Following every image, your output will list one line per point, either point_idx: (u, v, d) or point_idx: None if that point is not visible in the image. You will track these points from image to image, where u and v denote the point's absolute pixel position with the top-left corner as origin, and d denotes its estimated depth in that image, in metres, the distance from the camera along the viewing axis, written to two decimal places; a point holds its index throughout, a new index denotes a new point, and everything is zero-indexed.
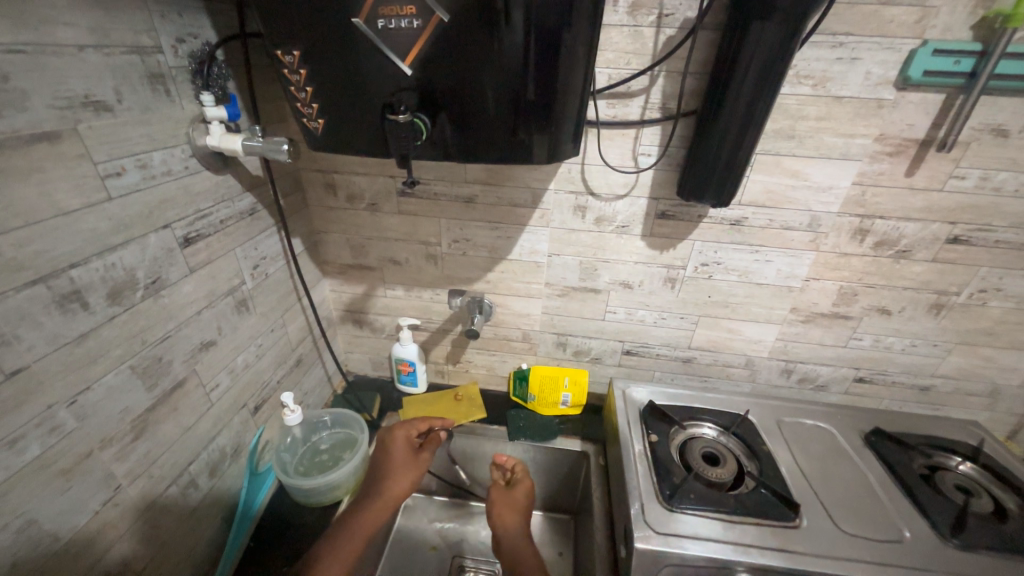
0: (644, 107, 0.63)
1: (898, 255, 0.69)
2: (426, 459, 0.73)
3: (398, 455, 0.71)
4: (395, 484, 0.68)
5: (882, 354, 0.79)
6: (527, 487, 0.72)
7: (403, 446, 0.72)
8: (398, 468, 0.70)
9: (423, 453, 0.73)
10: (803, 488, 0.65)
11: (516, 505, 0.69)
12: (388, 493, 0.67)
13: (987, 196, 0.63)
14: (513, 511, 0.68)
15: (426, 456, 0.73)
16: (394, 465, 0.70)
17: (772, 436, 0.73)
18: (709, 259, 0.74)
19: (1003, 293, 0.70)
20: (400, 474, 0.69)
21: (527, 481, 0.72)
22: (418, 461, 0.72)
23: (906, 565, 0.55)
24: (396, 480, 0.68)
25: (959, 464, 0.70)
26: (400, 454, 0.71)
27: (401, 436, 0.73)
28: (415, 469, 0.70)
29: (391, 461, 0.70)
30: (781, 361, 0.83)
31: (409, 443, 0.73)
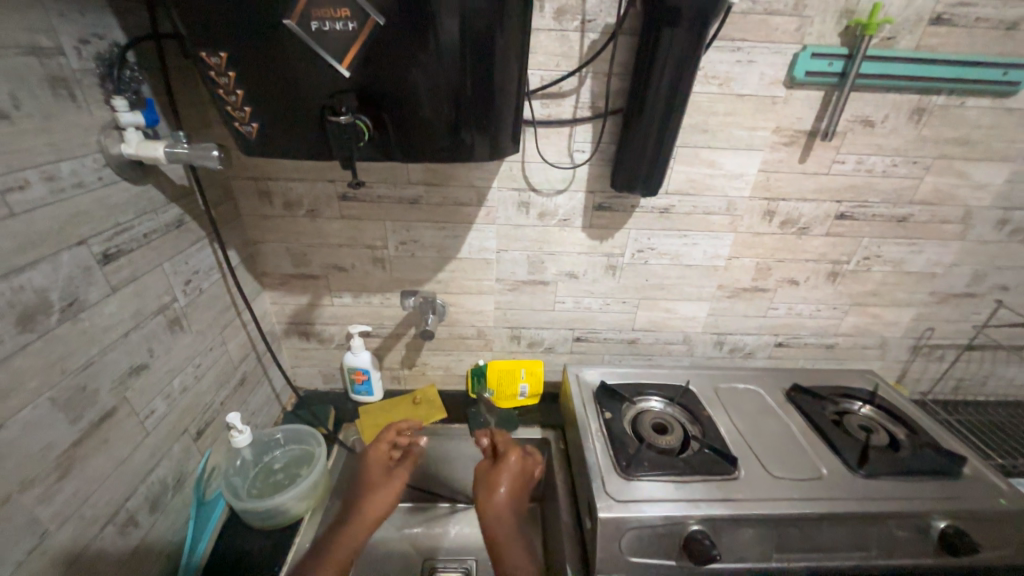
0: (575, 106, 0.67)
1: (800, 232, 0.79)
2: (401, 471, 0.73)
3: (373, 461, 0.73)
4: (370, 511, 0.67)
5: (795, 320, 0.90)
6: (514, 457, 0.71)
7: (379, 465, 0.73)
8: (376, 489, 0.69)
9: (399, 470, 0.73)
10: (740, 444, 0.72)
11: (507, 477, 0.69)
12: (368, 511, 0.68)
13: (862, 176, 0.74)
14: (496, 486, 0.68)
15: (402, 470, 0.73)
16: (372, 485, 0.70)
17: (711, 402, 0.81)
18: (644, 245, 0.80)
19: (883, 259, 0.82)
20: (378, 495, 0.69)
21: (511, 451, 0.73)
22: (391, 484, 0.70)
23: (826, 496, 0.63)
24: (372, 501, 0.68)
25: (860, 407, 0.81)
26: (374, 471, 0.72)
27: (375, 450, 0.73)
28: (387, 487, 0.70)
29: (367, 481, 0.71)
30: (713, 334, 0.92)
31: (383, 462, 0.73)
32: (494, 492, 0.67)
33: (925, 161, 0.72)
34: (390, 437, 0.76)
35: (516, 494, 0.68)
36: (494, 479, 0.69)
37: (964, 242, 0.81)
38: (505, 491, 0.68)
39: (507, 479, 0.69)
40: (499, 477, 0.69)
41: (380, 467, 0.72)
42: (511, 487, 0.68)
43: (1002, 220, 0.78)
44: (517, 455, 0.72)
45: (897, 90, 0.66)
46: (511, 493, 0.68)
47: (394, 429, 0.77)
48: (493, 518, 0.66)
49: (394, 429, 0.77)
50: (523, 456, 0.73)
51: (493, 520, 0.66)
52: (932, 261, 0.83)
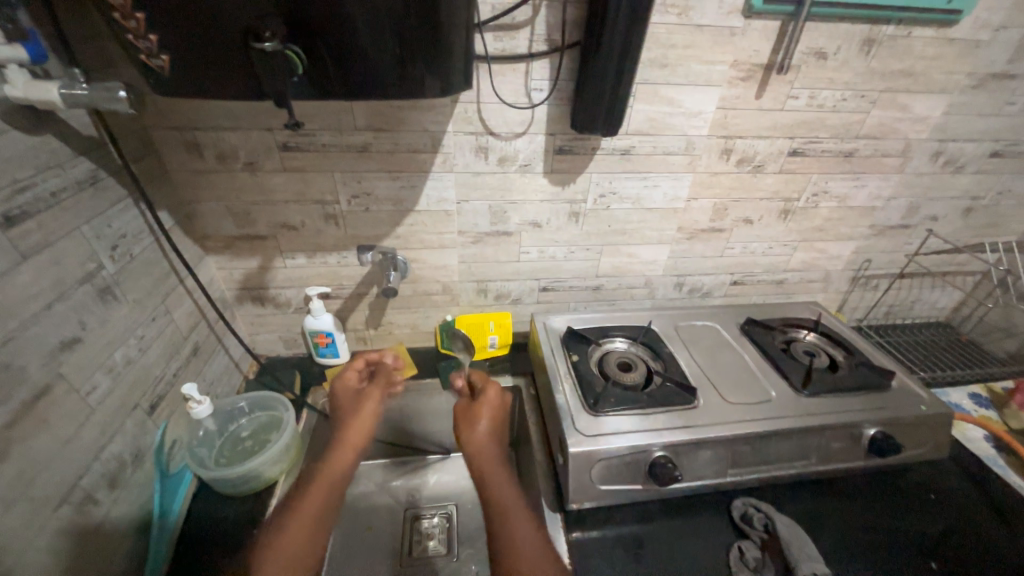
0: (530, 39, 0.63)
1: (755, 170, 0.81)
2: (372, 394, 0.73)
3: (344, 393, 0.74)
4: (350, 441, 0.65)
5: (749, 258, 0.94)
6: (489, 390, 0.72)
7: (352, 398, 0.73)
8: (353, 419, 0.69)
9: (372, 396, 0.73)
10: (699, 376, 0.77)
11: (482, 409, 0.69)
12: (348, 438, 0.66)
13: (814, 112, 0.75)
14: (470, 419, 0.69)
15: (374, 392, 0.74)
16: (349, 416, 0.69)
17: (671, 339, 0.85)
18: (606, 190, 0.79)
19: (830, 194, 0.86)
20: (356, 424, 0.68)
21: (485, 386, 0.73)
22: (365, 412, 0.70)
23: (774, 415, 0.69)
24: (350, 430, 0.67)
25: (805, 335, 0.88)
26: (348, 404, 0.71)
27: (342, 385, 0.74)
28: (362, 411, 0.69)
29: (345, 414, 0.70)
30: (674, 276, 0.94)
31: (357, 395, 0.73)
32: (472, 423, 0.68)
33: (871, 94, 0.74)
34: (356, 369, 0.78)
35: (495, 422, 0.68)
36: (471, 413, 0.69)
37: (902, 175, 0.85)
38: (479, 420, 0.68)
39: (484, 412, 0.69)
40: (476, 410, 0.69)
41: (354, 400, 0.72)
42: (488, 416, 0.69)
43: (937, 152, 0.83)
44: (494, 388, 0.73)
45: (850, 20, 0.66)
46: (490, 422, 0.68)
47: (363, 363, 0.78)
48: (475, 438, 0.65)
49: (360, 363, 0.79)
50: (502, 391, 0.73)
51: (475, 443, 0.65)
52: (873, 195, 0.87)
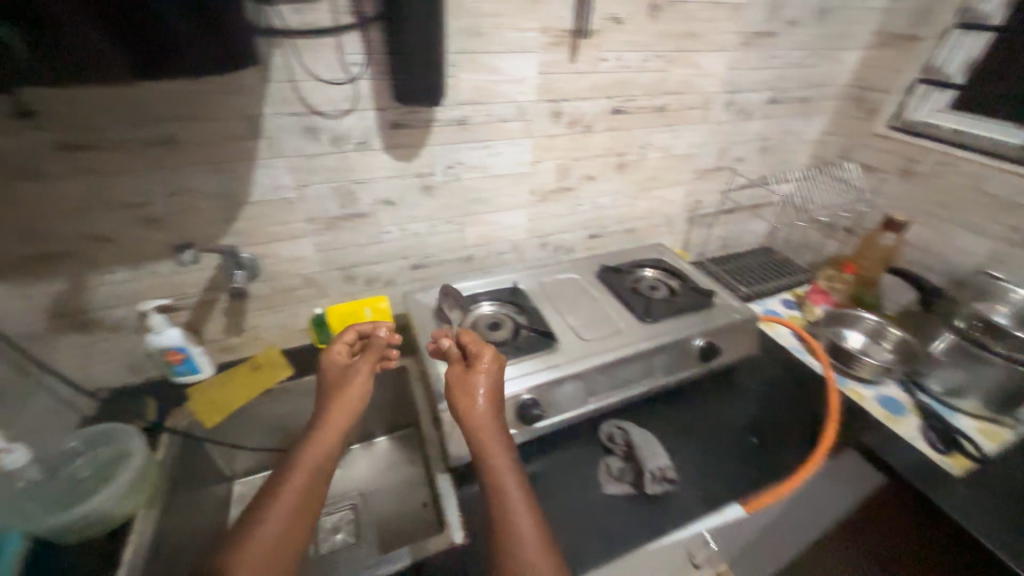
0: (334, 12, 0.61)
1: (586, 130, 0.88)
2: (364, 375, 0.65)
3: (337, 373, 0.66)
4: (326, 435, 0.59)
5: (600, 212, 1.04)
6: (485, 354, 0.64)
7: (334, 376, 0.66)
8: (333, 406, 0.62)
9: (357, 369, 0.65)
10: (561, 322, 0.84)
11: (479, 378, 0.62)
12: (324, 432, 0.59)
13: (623, 72, 0.83)
14: (465, 391, 0.61)
15: (360, 366, 0.65)
16: (328, 401, 0.62)
17: (536, 294, 0.91)
18: (452, 161, 0.81)
19: (654, 146, 0.97)
20: (336, 411, 0.61)
21: (482, 350, 0.65)
22: (345, 398, 0.62)
23: (623, 343, 0.79)
24: (330, 421, 0.60)
25: (649, 272, 1.00)
26: (329, 383, 0.65)
27: (328, 362, 0.67)
28: (346, 395, 0.63)
29: (326, 397, 0.63)
30: (537, 237, 1.01)
31: (338, 371, 0.66)
32: (472, 394, 0.61)
33: (667, 54, 0.85)
34: (342, 343, 0.69)
35: (495, 393, 0.62)
36: (470, 383, 0.62)
37: (707, 124, 0.99)
38: (476, 389, 0.61)
39: (482, 382, 0.62)
40: (474, 379, 0.62)
41: (336, 376, 0.66)
42: (488, 385, 0.62)
43: (730, 102, 0.98)
44: (492, 355, 0.64)
45: None
46: (490, 395, 0.61)
47: (347, 331, 0.71)
48: (476, 413, 0.59)
49: (349, 333, 0.70)
50: (499, 355, 0.65)
51: (478, 417, 0.59)
52: (688, 143, 1.01)
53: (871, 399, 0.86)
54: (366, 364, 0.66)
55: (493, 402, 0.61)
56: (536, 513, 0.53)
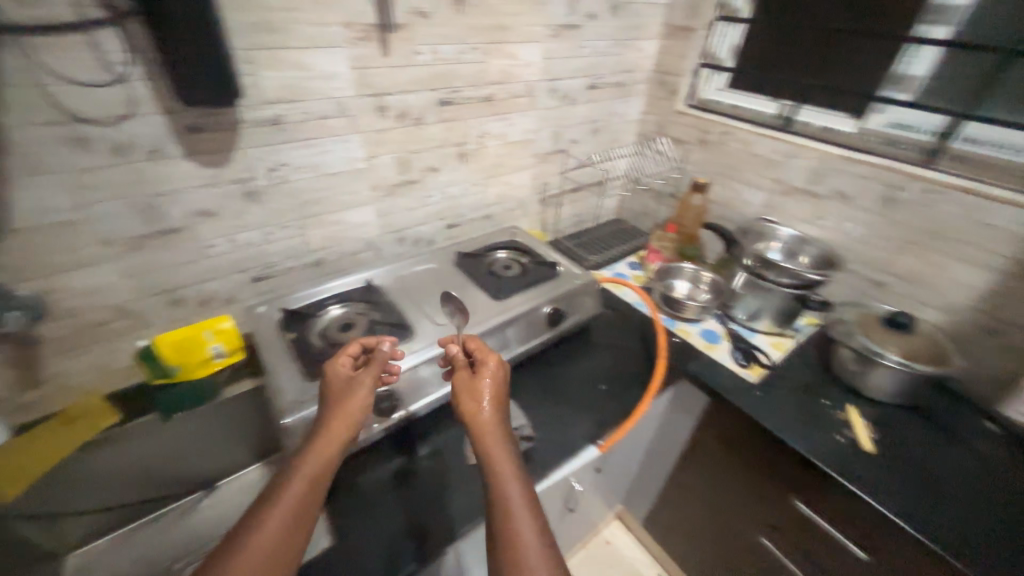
0: (77, 6, 0.54)
1: (417, 122, 0.90)
2: (368, 390, 0.62)
3: (337, 385, 0.62)
4: (324, 448, 0.55)
5: (452, 201, 1.07)
6: (493, 362, 0.66)
7: (339, 384, 0.62)
8: (338, 416, 0.59)
9: (364, 377, 0.63)
10: (415, 312, 0.86)
11: (488, 381, 0.63)
12: (325, 444, 0.55)
13: (441, 64, 0.87)
14: (471, 394, 0.62)
15: (367, 376, 0.63)
16: (332, 411, 0.59)
17: (391, 289, 0.91)
18: (274, 163, 0.77)
19: (490, 134, 1.03)
20: (341, 420, 0.58)
21: (490, 358, 0.66)
22: (350, 409, 0.60)
23: (475, 322, 0.83)
24: (332, 432, 0.57)
25: (501, 253, 1.06)
26: (333, 391, 0.62)
27: (331, 368, 0.63)
28: (352, 403, 0.60)
29: (331, 405, 0.60)
30: (392, 233, 1.01)
31: (343, 378, 0.63)
32: (479, 397, 0.61)
33: (481, 46, 0.90)
34: (351, 351, 0.66)
35: (500, 398, 0.62)
36: (477, 389, 0.62)
37: (536, 110, 1.07)
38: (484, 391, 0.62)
39: (489, 386, 0.63)
40: (483, 383, 0.63)
41: (342, 384, 0.62)
42: (494, 390, 0.63)
43: (552, 89, 1.07)
44: (496, 360, 0.66)
45: None
46: (494, 399, 0.62)
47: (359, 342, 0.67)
48: (482, 416, 0.59)
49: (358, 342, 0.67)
50: (504, 364, 0.67)
51: (484, 421, 0.58)
52: (523, 129, 1.08)
53: (695, 334, 1.02)
54: (370, 378, 0.63)
55: (498, 407, 0.61)
56: (541, 520, 0.49)
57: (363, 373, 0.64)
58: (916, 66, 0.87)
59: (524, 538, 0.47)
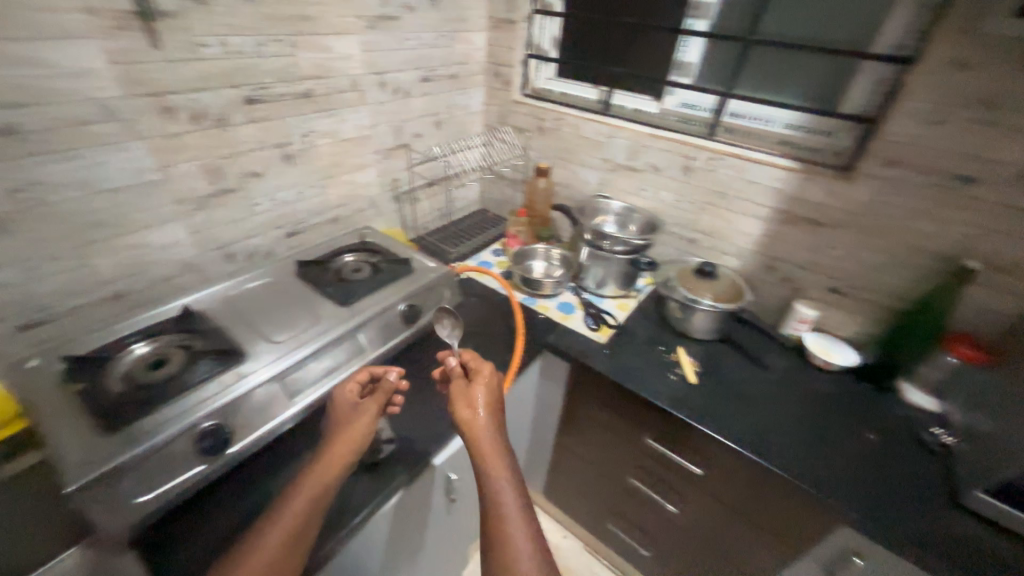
0: None
1: (221, 123, 0.80)
2: (372, 415, 0.67)
3: (343, 413, 0.67)
4: (323, 472, 0.60)
5: (287, 208, 0.98)
6: (487, 371, 0.68)
7: (345, 408, 0.67)
8: (338, 436, 0.64)
9: (368, 402, 0.68)
10: (248, 332, 0.78)
11: (483, 390, 0.65)
12: (325, 466, 0.61)
13: (237, 58, 0.78)
14: (466, 402, 0.64)
15: (370, 402, 0.68)
16: (334, 434, 0.65)
17: (216, 313, 0.81)
18: (18, 182, 0.63)
19: (319, 133, 0.96)
20: (342, 440, 0.63)
21: (484, 367, 0.69)
22: (355, 427, 0.65)
23: (319, 330, 0.78)
24: (332, 454, 0.62)
25: (348, 256, 1.01)
26: (338, 414, 0.67)
27: (338, 394, 0.68)
28: (357, 424, 0.65)
29: (332, 428, 0.66)
30: (216, 249, 0.90)
31: (348, 402, 0.68)
32: (473, 406, 0.64)
33: (285, 38, 0.83)
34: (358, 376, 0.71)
35: (494, 406, 0.65)
36: (472, 397, 0.65)
37: (368, 105, 1.03)
38: (480, 400, 0.64)
39: (483, 395, 0.65)
40: (478, 390, 0.65)
41: (347, 408, 0.67)
42: (490, 399, 0.65)
43: (381, 82, 1.03)
44: (489, 367, 0.69)
45: None
46: (489, 408, 0.64)
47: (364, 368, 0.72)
48: (478, 426, 0.62)
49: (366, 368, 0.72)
50: (499, 371, 0.69)
51: (478, 429, 0.62)
52: (357, 126, 1.03)
53: (553, 307, 1.10)
54: (373, 405, 0.68)
55: (495, 415, 0.64)
56: (533, 529, 0.53)
57: (368, 399, 0.69)
58: (690, 53, 1.03)
59: (512, 537, 0.51)
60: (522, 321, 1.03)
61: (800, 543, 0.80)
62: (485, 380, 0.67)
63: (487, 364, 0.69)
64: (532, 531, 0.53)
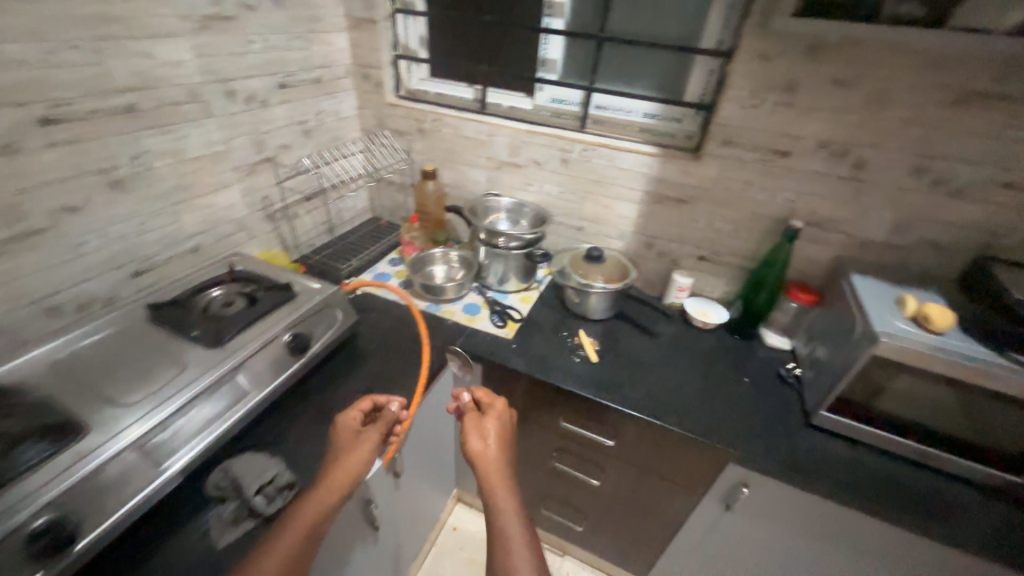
0: None
1: (7, 152, 0.64)
2: (373, 444, 0.69)
3: (347, 441, 0.70)
4: (325, 497, 0.63)
5: (126, 244, 0.83)
6: (499, 406, 0.74)
7: (349, 436, 0.70)
8: (343, 461, 0.67)
9: (371, 431, 0.71)
10: (89, 396, 0.65)
11: (494, 424, 0.71)
12: (326, 491, 0.63)
13: (17, 70, 0.63)
14: (477, 433, 0.70)
15: (373, 433, 0.71)
16: (337, 459, 0.67)
17: (39, 382, 0.66)
18: None
19: (154, 153, 0.82)
20: (347, 465, 0.67)
21: (496, 402, 0.75)
22: (359, 453, 0.68)
23: (187, 379, 0.68)
24: (335, 478, 0.65)
25: (215, 290, 0.89)
26: (342, 442, 0.69)
27: (343, 422, 0.71)
28: (361, 450, 0.68)
29: (336, 454, 0.68)
30: (29, 305, 0.73)
31: (352, 429, 0.71)
32: (485, 438, 0.69)
33: (85, 43, 0.69)
34: (360, 404, 0.74)
35: (503, 440, 0.71)
36: (484, 429, 0.71)
37: (216, 117, 0.91)
38: (492, 433, 0.70)
39: (493, 428, 0.71)
40: (489, 423, 0.71)
41: (351, 437, 0.70)
42: (500, 434, 0.71)
43: (229, 91, 0.92)
44: (501, 404, 0.75)
45: None
46: (499, 442, 0.70)
47: (369, 398, 0.75)
48: (489, 456, 0.67)
49: (370, 398, 0.76)
50: (508, 409, 0.76)
51: (490, 460, 0.67)
52: (205, 142, 0.90)
53: (458, 311, 1.09)
54: (376, 435, 0.71)
55: (503, 446, 0.70)
56: (537, 555, 0.58)
57: (370, 428, 0.72)
58: (552, 50, 1.08)
59: (515, 559, 0.57)
60: (427, 330, 1.01)
61: (700, 485, 0.90)
62: (497, 415, 0.73)
63: (499, 400, 0.75)
64: (532, 547, 0.58)
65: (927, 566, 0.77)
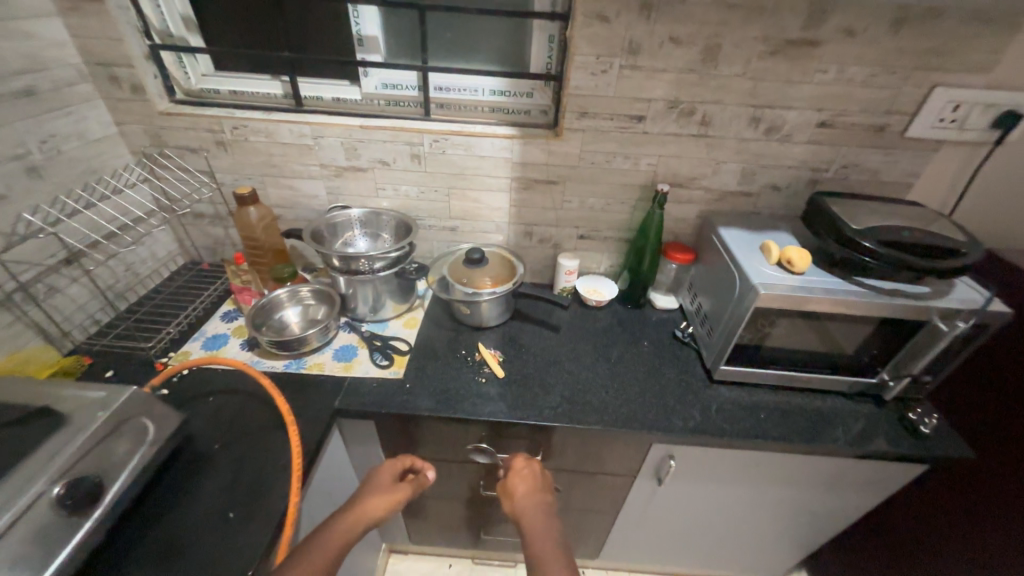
0: None
1: None
2: (398, 501, 0.73)
3: (379, 487, 0.74)
4: (345, 524, 0.67)
5: None
6: (529, 462, 0.79)
7: (383, 483, 0.76)
8: (375, 495, 0.73)
9: (403, 486, 0.76)
10: None
11: (524, 481, 0.76)
12: (345, 521, 0.68)
13: None
14: (513, 492, 0.76)
15: (404, 489, 0.75)
16: (371, 493, 0.73)
17: None
18: None
19: None
20: (375, 501, 0.72)
21: (524, 459, 0.80)
22: (394, 494, 0.74)
23: None
24: (361, 507, 0.70)
25: None
26: (378, 485, 0.75)
27: (382, 470, 0.78)
28: (393, 494, 0.74)
29: (370, 490, 0.74)
30: None
31: (388, 480, 0.76)
32: (518, 496, 0.75)
33: None
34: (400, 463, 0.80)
35: (537, 494, 0.75)
36: (517, 488, 0.76)
37: None
38: (524, 490, 0.75)
39: (523, 484, 0.76)
40: (518, 480, 0.76)
41: (386, 482, 0.76)
42: (532, 490, 0.75)
43: None
44: (527, 461, 0.80)
45: None
46: (534, 497, 0.74)
47: (406, 458, 0.82)
48: (525, 510, 0.73)
49: (407, 460, 0.81)
50: (540, 465, 0.80)
51: (528, 512, 0.72)
52: None
53: (329, 360, 0.89)
54: (405, 491, 0.75)
55: (538, 499, 0.74)
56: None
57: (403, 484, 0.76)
58: (366, 25, 0.88)
59: None
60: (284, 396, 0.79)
61: (632, 467, 0.89)
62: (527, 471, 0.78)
63: (528, 459, 0.80)
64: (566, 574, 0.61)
65: (821, 473, 0.86)
